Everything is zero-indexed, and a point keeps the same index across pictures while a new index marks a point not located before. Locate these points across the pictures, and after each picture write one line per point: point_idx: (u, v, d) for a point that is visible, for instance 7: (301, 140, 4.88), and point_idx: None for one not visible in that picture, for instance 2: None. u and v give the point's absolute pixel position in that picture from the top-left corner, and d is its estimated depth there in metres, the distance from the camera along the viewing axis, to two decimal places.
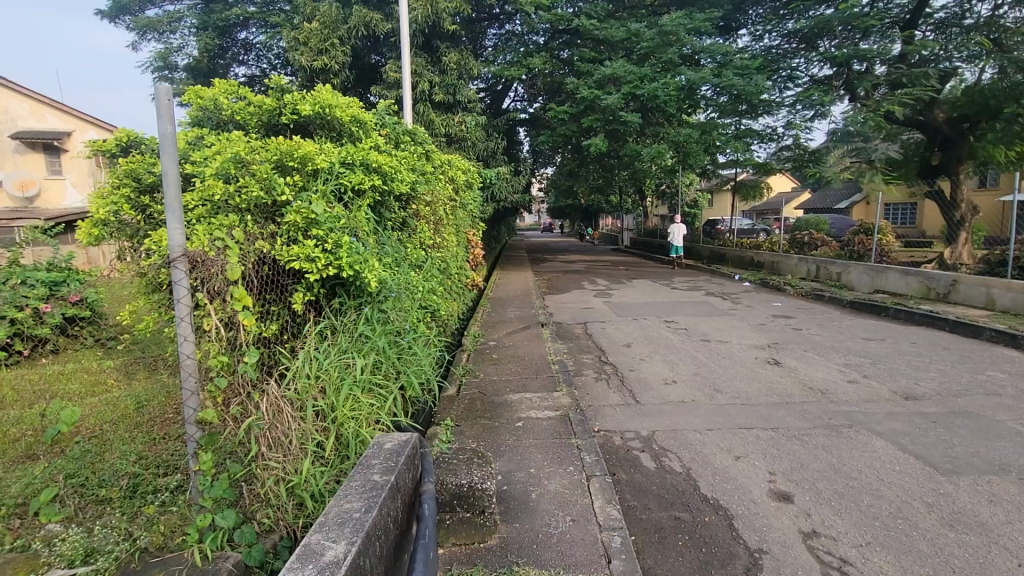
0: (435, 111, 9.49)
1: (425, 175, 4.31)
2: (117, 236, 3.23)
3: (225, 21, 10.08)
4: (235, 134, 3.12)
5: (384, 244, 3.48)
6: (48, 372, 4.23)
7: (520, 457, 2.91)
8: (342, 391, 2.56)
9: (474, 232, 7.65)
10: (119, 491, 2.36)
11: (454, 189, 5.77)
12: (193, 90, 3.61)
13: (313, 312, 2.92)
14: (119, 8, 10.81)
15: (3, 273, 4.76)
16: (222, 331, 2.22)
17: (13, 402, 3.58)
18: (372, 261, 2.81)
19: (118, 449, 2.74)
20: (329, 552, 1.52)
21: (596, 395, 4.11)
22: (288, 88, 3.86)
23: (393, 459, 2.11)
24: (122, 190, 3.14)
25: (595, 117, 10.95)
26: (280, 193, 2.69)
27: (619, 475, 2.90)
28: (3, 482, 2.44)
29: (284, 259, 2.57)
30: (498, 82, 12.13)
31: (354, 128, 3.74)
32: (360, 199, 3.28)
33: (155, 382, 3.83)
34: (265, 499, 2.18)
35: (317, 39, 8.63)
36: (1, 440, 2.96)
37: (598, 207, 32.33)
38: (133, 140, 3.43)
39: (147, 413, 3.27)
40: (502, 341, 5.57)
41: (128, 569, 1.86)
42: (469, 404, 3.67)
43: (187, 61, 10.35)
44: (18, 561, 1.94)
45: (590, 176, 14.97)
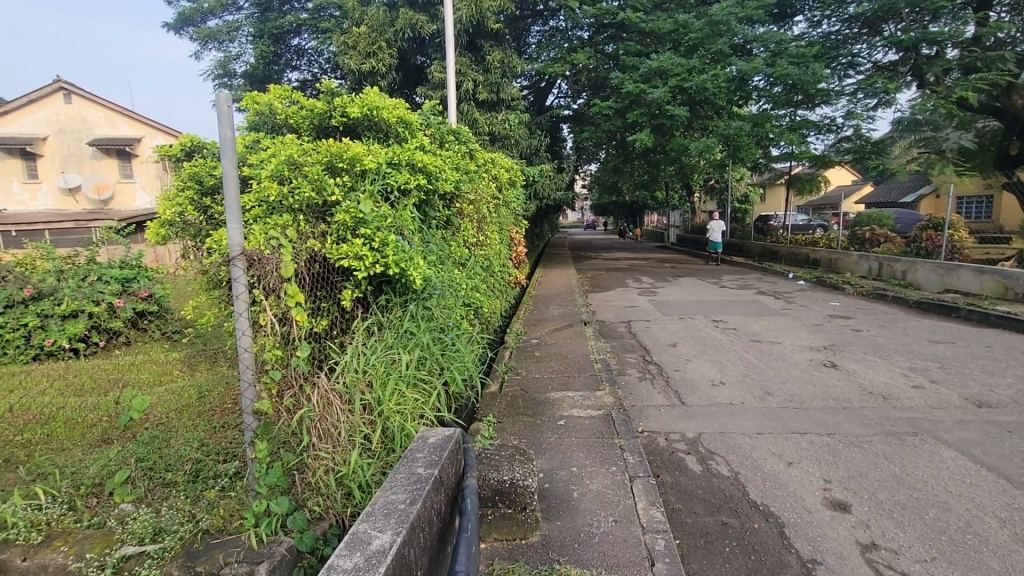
0: (479, 110, 9.56)
1: (469, 174, 4.36)
2: (182, 235, 3.44)
3: (279, 28, 10.52)
4: (289, 137, 3.25)
5: (429, 242, 3.54)
6: (121, 363, 4.55)
7: (562, 456, 2.90)
8: (389, 385, 2.63)
9: (518, 231, 7.68)
10: (183, 475, 2.51)
11: (498, 187, 5.80)
12: (250, 95, 3.76)
13: (360, 308, 3.00)
14: (183, 20, 11.45)
15: (82, 270, 5.15)
16: (276, 326, 2.33)
17: (92, 390, 3.88)
18: (417, 259, 2.87)
19: (183, 436, 2.92)
20: (376, 541, 1.57)
21: (641, 395, 4.05)
22: (338, 92, 3.96)
23: (437, 453, 2.15)
24: (187, 191, 3.34)
25: (641, 112, 10.72)
26: (331, 194, 2.80)
27: (664, 476, 2.85)
28: (83, 463, 2.64)
29: (334, 258, 2.65)
30: (542, 79, 12.06)
31: (400, 129, 3.82)
32: (406, 198, 3.34)
33: (216, 374, 4.07)
34: (316, 488, 2.26)
35: (366, 43, 8.89)
36: (80, 425, 3.21)
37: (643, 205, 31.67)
38: (196, 144, 3.64)
39: (209, 403, 3.47)
40: (544, 338, 5.56)
41: (192, 549, 1.96)
42: (511, 401, 3.69)
43: (245, 68, 10.86)
44: (96, 536, 2.07)
45: (635, 172, 14.70)
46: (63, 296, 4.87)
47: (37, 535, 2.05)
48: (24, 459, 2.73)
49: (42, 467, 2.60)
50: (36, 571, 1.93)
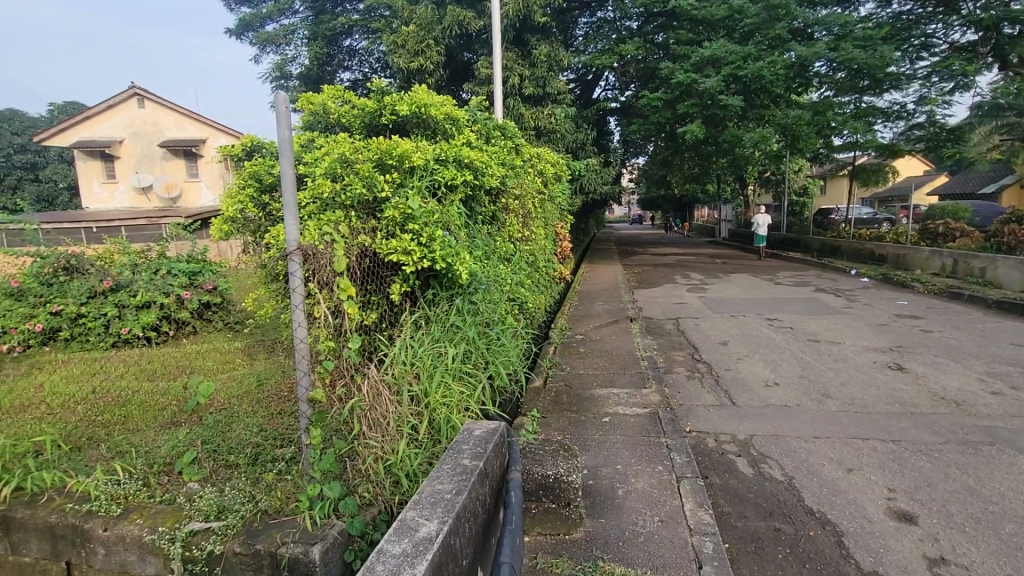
0: (525, 104, 9.55)
1: (515, 169, 4.37)
2: (243, 231, 3.64)
3: (332, 30, 10.86)
4: (342, 135, 3.35)
5: (475, 238, 3.58)
6: (189, 351, 4.86)
7: (607, 453, 2.88)
8: (435, 378, 2.68)
9: (563, 226, 7.63)
10: (244, 458, 2.65)
11: (543, 182, 5.79)
12: (306, 96, 3.90)
13: (409, 302, 3.07)
14: (243, 25, 11.98)
15: (154, 264, 5.52)
16: (330, 318, 2.42)
17: (163, 375, 4.17)
18: (464, 254, 2.92)
19: (243, 422, 3.09)
20: (423, 528, 1.61)
21: (689, 394, 3.95)
22: (388, 90, 4.04)
23: (483, 445, 2.18)
24: (247, 190, 3.52)
25: (693, 103, 10.41)
26: (381, 190, 2.87)
27: (713, 478, 2.77)
28: (155, 444, 2.84)
29: (384, 252, 2.73)
30: (589, 71, 11.88)
31: (448, 125, 3.86)
32: (453, 193, 3.39)
33: (275, 363, 4.28)
34: (366, 475, 2.34)
35: (414, 41, 9.03)
36: (153, 407, 3.46)
37: (693, 198, 30.67)
38: (256, 144, 3.81)
39: (267, 390, 3.66)
40: (589, 334, 5.52)
41: (252, 528, 2.06)
42: (555, 397, 3.68)
43: (301, 69, 11.28)
44: (167, 511, 2.22)
45: (685, 165, 14.28)
46: (137, 288, 5.24)
47: (116, 507, 2.22)
48: (105, 438, 2.96)
49: (120, 446, 2.81)
50: (116, 541, 2.10)
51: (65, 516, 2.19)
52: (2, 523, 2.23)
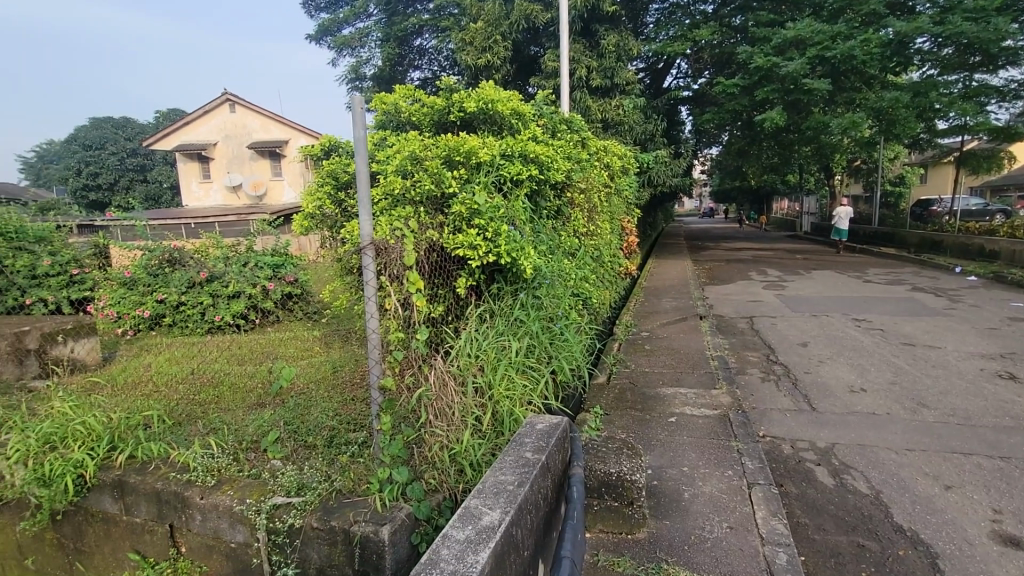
0: (592, 97, 9.41)
1: (581, 162, 4.33)
2: (321, 226, 3.86)
3: (404, 31, 11.21)
4: (412, 133, 3.46)
5: (539, 232, 3.58)
6: (272, 338, 5.22)
7: (673, 454, 2.80)
8: (499, 370, 2.72)
9: (629, 220, 7.46)
10: (321, 440, 2.82)
11: (610, 175, 5.69)
12: (379, 96, 4.05)
13: (474, 296, 3.13)
14: (323, 30, 12.66)
15: (243, 257, 5.97)
16: (399, 310, 2.52)
17: (251, 359, 4.53)
18: (528, 249, 2.94)
19: (320, 406, 3.28)
20: (486, 517, 1.65)
21: (763, 397, 3.75)
22: (456, 88, 4.12)
23: (545, 439, 2.19)
24: (325, 187, 3.72)
25: (772, 88, 9.81)
26: (449, 186, 2.94)
27: (788, 487, 2.62)
28: (243, 423, 3.08)
29: (451, 247, 2.79)
30: (659, 60, 11.52)
31: (514, 120, 3.89)
32: (518, 188, 3.41)
33: (349, 352, 4.53)
34: (432, 462, 2.41)
35: (482, 38, 9.14)
36: (242, 389, 3.77)
37: (772, 189, 28.90)
38: (333, 144, 4.01)
39: (341, 377, 3.88)
40: (655, 332, 5.37)
41: (328, 505, 2.19)
42: (619, 394, 3.62)
43: (374, 71, 11.76)
44: (254, 485, 2.39)
45: (762, 155, 13.49)
46: (229, 279, 5.71)
47: (210, 478, 2.43)
48: (201, 416, 3.25)
49: (214, 423, 3.07)
50: (211, 508, 2.31)
51: (169, 484, 2.43)
52: (119, 487, 2.52)
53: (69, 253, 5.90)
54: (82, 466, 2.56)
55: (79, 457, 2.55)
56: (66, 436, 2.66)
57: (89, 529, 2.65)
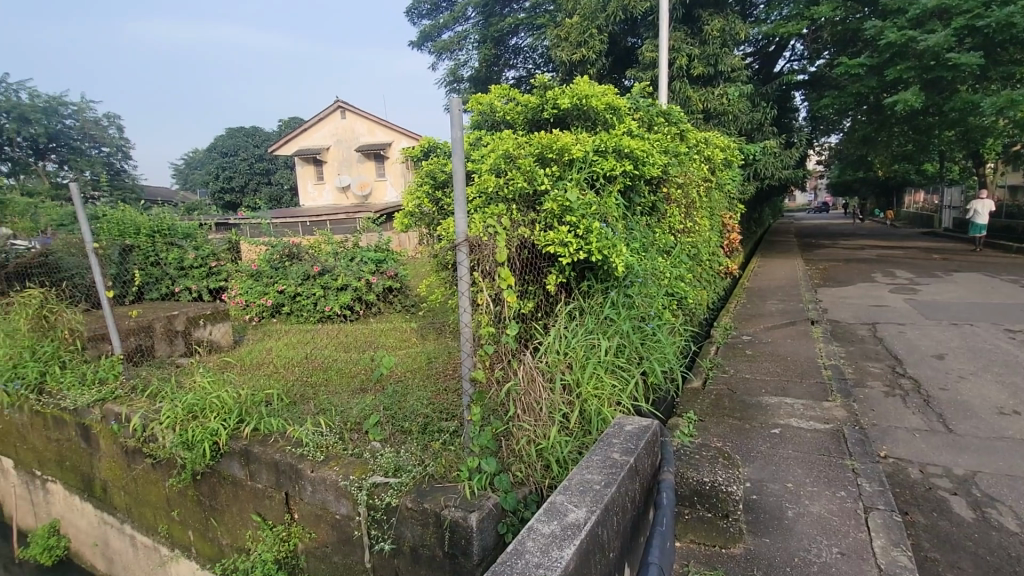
0: (693, 86, 8.96)
1: (679, 156, 4.15)
2: (420, 224, 4.09)
3: (500, 31, 11.42)
4: (506, 132, 3.52)
5: (632, 229, 3.50)
6: (375, 328, 5.60)
7: (775, 468, 2.60)
8: (588, 368, 2.70)
9: (732, 216, 7.02)
10: (416, 426, 2.97)
11: (710, 170, 5.40)
12: (476, 97, 4.15)
13: (564, 293, 3.15)
14: (425, 36, 13.28)
15: (350, 253, 6.45)
16: (491, 305, 2.58)
17: (355, 347, 4.90)
18: (620, 246, 2.89)
19: (416, 394, 3.47)
20: (571, 514, 1.65)
21: (887, 414, 3.36)
22: (551, 85, 4.10)
23: (633, 441, 2.13)
24: (423, 187, 3.92)
25: (907, 66, 8.70)
26: (541, 184, 2.97)
27: (913, 516, 2.34)
28: (348, 406, 3.34)
29: (542, 244, 2.83)
30: (770, 42, 10.70)
31: (609, 115, 3.82)
32: (611, 185, 3.35)
33: (442, 343, 4.74)
34: (519, 455, 2.44)
35: (578, 33, 9.07)
36: (346, 374, 4.09)
37: (903, 179, 25.67)
38: (432, 145, 4.17)
39: (435, 367, 4.07)
40: (759, 336, 5.02)
41: (421, 489, 2.30)
42: (716, 400, 3.43)
43: (471, 72, 12.13)
44: (356, 464, 2.59)
45: (892, 142, 12.05)
46: (338, 272, 6.20)
47: (319, 454, 2.66)
48: (313, 396, 3.57)
49: (323, 404, 3.36)
50: (320, 481, 2.54)
51: (285, 455, 2.70)
52: (245, 455, 2.84)
53: (209, 248, 6.81)
54: (216, 434, 2.92)
55: (214, 426, 2.92)
56: (206, 407, 3.07)
57: (221, 490, 3.02)
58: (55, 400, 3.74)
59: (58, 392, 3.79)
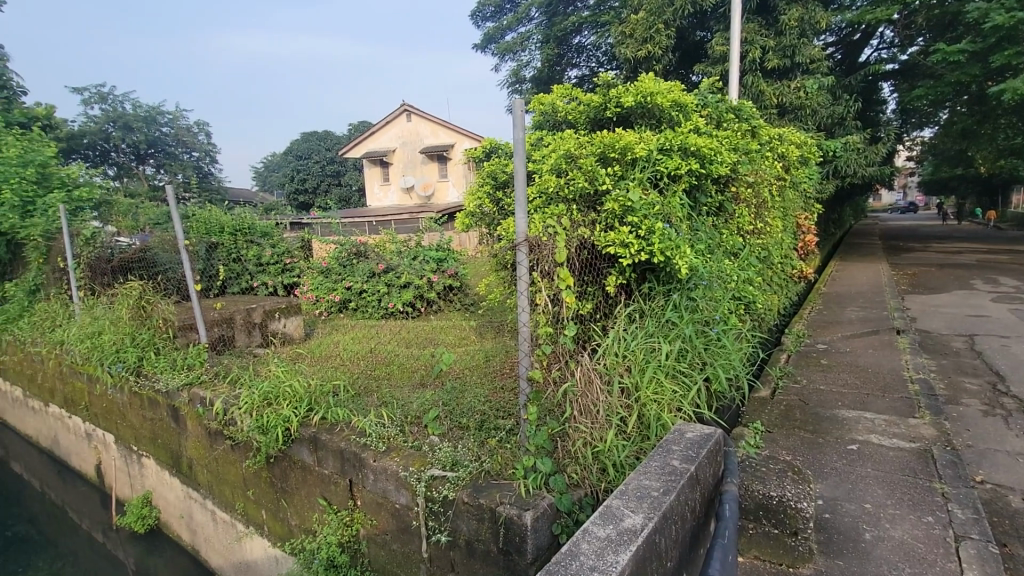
0: (766, 80, 8.53)
1: (749, 154, 3.96)
2: (480, 224, 4.16)
3: (563, 31, 11.37)
4: (568, 132, 3.50)
5: (697, 230, 3.39)
6: (435, 325, 5.75)
7: (852, 487, 2.43)
8: (647, 372, 2.63)
9: (807, 217, 6.62)
10: (473, 422, 3.02)
11: (784, 168, 5.12)
12: (537, 97, 4.14)
13: (624, 294, 3.11)
14: (489, 39, 13.46)
15: (413, 252, 6.65)
16: (549, 305, 2.59)
17: (416, 343, 5.04)
18: (684, 247, 2.81)
19: (473, 391, 3.52)
20: (628, 519, 1.61)
21: (984, 435, 3.05)
22: (614, 83, 4.02)
23: (694, 449, 2.06)
24: (485, 187, 3.98)
25: (1017, 50, 7.84)
26: (602, 183, 2.94)
27: (1014, 549, 2.11)
28: (409, 400, 3.44)
29: (602, 245, 2.82)
30: (854, 30, 10.00)
31: (675, 112, 3.71)
32: (676, 184, 3.26)
33: (500, 342, 4.79)
34: (575, 457, 2.43)
35: (643, 28, 8.85)
36: (407, 369, 4.23)
37: (1010, 176, 23.16)
38: (494, 147, 4.22)
39: (493, 365, 4.12)
40: (836, 345, 4.69)
41: (477, 484, 2.34)
42: (785, 411, 3.25)
43: (533, 72, 12.15)
44: (416, 456, 2.67)
45: (998, 135, 10.89)
46: (402, 270, 6.42)
47: (381, 445, 2.77)
48: (376, 389, 3.71)
49: (386, 397, 3.48)
50: (381, 470, 2.64)
51: (350, 444, 2.83)
52: (314, 442, 3.00)
53: (284, 246, 7.26)
54: (288, 420, 3.11)
55: (286, 413, 3.11)
56: (279, 395, 3.27)
57: (291, 474, 3.20)
58: (150, 383, 4.12)
59: (153, 374, 4.18)
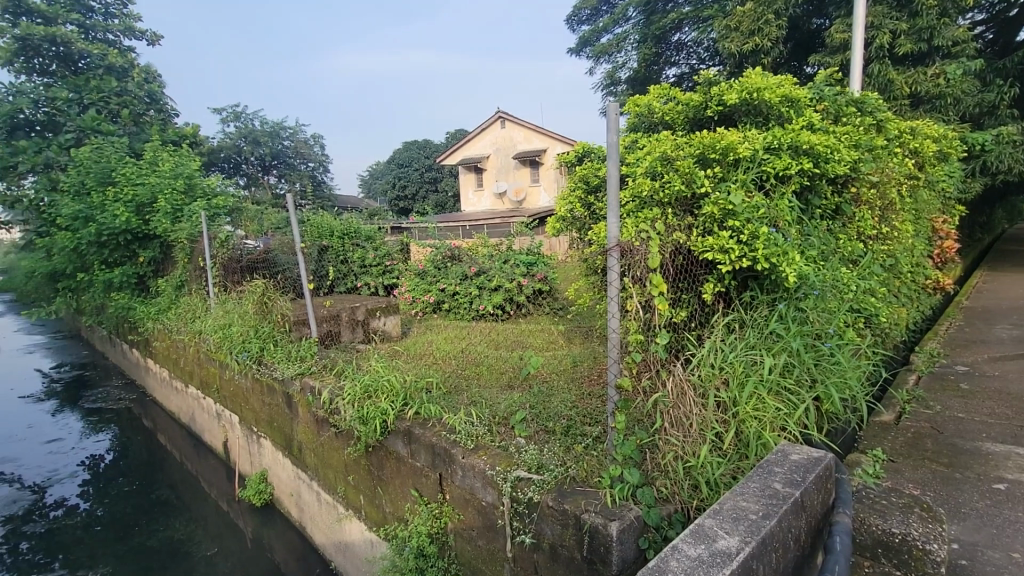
0: (897, 68, 7.69)
1: (874, 151, 3.58)
2: (571, 228, 4.15)
3: (662, 28, 11.05)
4: (664, 134, 3.39)
5: (809, 235, 3.13)
6: (524, 328, 5.82)
7: (998, 533, 2.09)
8: (747, 387, 2.46)
9: (945, 220, 5.84)
10: (559, 427, 3.01)
11: (917, 166, 4.57)
12: (633, 99, 4.04)
13: (722, 303, 2.95)
14: (584, 42, 13.41)
15: (504, 256, 6.78)
16: (640, 312, 2.53)
17: (504, 345, 5.14)
18: (792, 254, 2.61)
19: (560, 396, 3.51)
20: (722, 541, 1.52)
21: None
22: (717, 80, 3.81)
23: (799, 473, 1.90)
24: (576, 192, 3.97)
25: None
26: (700, 186, 2.81)
27: None
28: (498, 401, 3.51)
29: (699, 250, 2.70)
30: (1011, 5, 8.68)
31: (785, 109, 3.45)
32: (784, 186, 3.04)
33: (588, 348, 4.73)
34: (666, 470, 2.34)
35: (751, 20, 8.34)
36: (496, 370, 4.32)
37: None
38: (587, 150, 4.18)
39: (580, 371, 4.09)
40: (980, 367, 4.08)
41: (562, 489, 2.34)
42: (912, 439, 2.89)
43: (629, 73, 11.89)
44: (502, 456, 2.72)
45: None
46: (493, 274, 6.58)
47: (470, 442, 2.86)
48: (467, 389, 3.83)
49: (476, 397, 3.58)
50: (469, 467, 2.73)
51: (441, 440, 2.95)
52: (408, 435, 3.17)
53: (385, 248, 7.74)
54: (386, 413, 3.31)
55: (384, 406, 3.32)
56: (378, 388, 3.51)
57: (387, 463, 3.39)
58: (269, 371, 4.57)
59: (272, 364, 4.64)
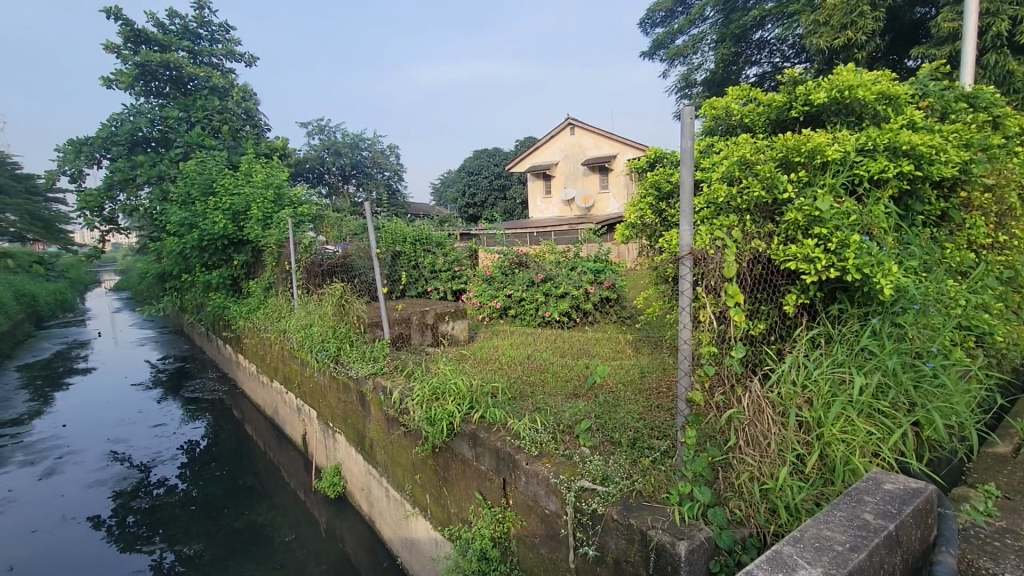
0: (1018, 57, 6.87)
1: (988, 150, 3.21)
2: (640, 235, 4.06)
3: (742, 27, 10.57)
4: (743, 138, 3.24)
5: (908, 244, 2.86)
6: (591, 336, 5.75)
7: None
8: (834, 407, 2.27)
9: None
10: (625, 438, 2.94)
11: None
12: (709, 102, 3.89)
13: (806, 316, 2.77)
14: (658, 45, 13.10)
15: (571, 263, 6.74)
16: (714, 322, 2.42)
17: (570, 353, 5.10)
18: (889, 264, 2.39)
19: (626, 407, 3.43)
20: (802, 572, 1.41)
21: None
22: (803, 78, 3.58)
23: (894, 505, 1.72)
24: (647, 198, 3.88)
25: None
26: (783, 191, 2.66)
27: None
28: (563, 408, 3.48)
29: (781, 259, 2.56)
30: None
31: (880, 107, 3.19)
32: (879, 191, 2.80)
33: (657, 359, 4.58)
34: (740, 491, 2.22)
35: (842, 14, 7.79)
36: (562, 378, 4.30)
37: None
38: (659, 156, 4.08)
39: (648, 382, 3.97)
40: None
41: (628, 502, 2.28)
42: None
43: (706, 74, 11.48)
44: (566, 465, 2.70)
45: None
46: (560, 281, 6.55)
47: (534, 449, 2.86)
48: (532, 395, 3.84)
49: (541, 403, 3.58)
50: (532, 474, 2.72)
51: (505, 445, 2.97)
52: (473, 438, 3.22)
53: (454, 254, 7.94)
54: (452, 415, 3.39)
55: (451, 408, 3.40)
56: (445, 391, 3.60)
57: (453, 465, 3.47)
58: (345, 369, 4.82)
59: (347, 363, 4.90)
